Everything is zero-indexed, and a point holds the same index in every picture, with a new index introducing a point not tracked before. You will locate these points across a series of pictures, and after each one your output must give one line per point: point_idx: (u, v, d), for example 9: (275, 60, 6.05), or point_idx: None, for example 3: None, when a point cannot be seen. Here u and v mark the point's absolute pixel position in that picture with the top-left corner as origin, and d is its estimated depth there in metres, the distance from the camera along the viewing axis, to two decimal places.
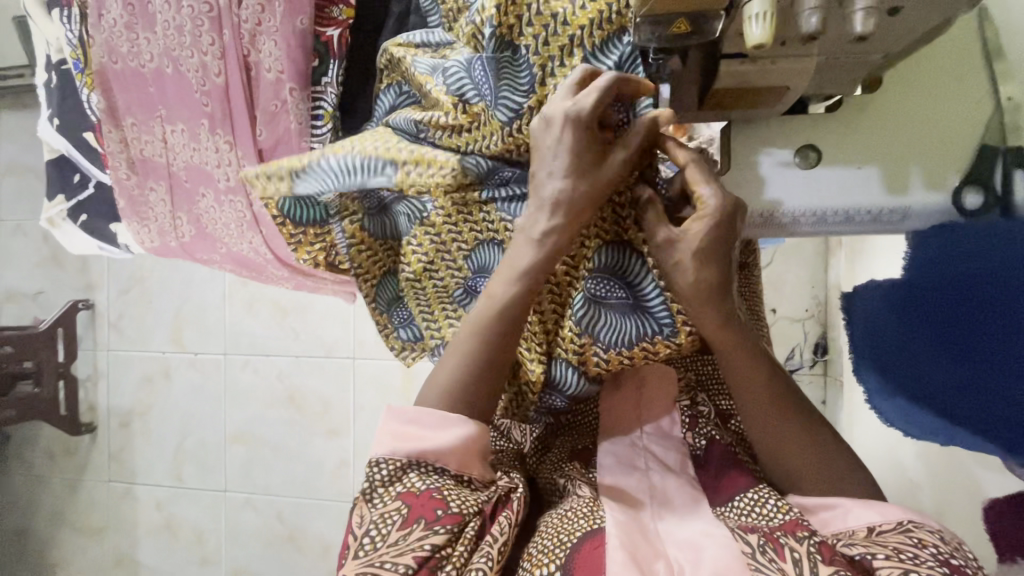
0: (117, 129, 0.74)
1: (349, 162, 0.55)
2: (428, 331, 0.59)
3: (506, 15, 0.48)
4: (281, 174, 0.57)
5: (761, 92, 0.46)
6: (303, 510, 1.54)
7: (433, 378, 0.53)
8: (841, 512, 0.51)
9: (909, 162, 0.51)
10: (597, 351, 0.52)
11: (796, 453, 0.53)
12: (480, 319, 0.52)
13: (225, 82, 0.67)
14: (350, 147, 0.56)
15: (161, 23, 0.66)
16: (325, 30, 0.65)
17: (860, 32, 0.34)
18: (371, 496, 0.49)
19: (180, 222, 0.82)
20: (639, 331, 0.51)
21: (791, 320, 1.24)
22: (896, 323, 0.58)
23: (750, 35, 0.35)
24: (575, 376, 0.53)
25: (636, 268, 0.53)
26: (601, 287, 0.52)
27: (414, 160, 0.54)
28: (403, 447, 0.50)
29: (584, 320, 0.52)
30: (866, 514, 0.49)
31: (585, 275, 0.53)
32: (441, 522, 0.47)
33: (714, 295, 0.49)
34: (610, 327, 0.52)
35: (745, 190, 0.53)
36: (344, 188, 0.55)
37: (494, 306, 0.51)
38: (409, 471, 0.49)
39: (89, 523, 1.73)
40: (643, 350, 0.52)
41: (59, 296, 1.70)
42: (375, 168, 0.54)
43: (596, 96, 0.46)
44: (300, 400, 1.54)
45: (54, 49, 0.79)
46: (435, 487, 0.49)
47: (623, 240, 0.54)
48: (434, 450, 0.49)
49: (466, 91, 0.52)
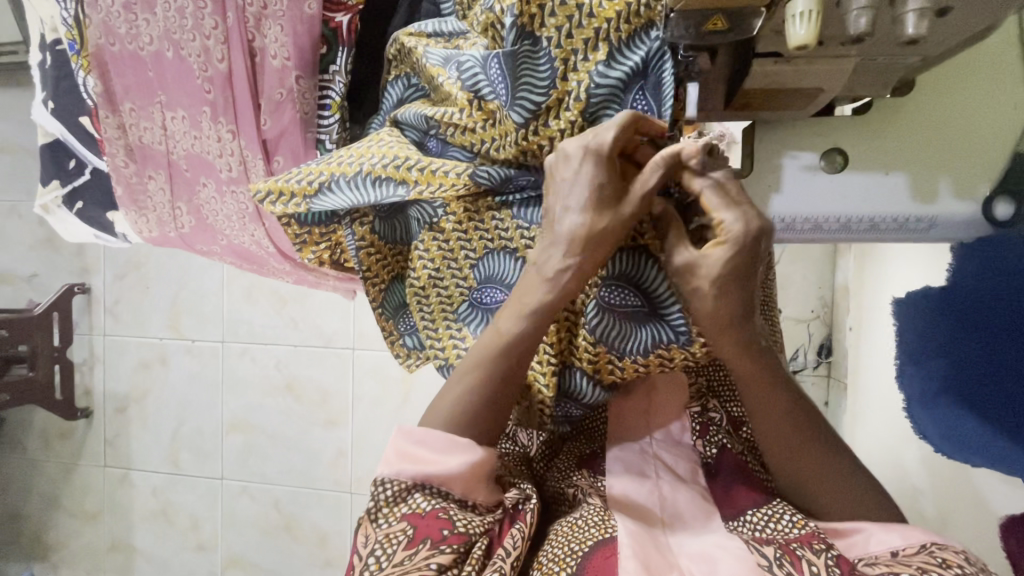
0: (115, 115, 0.71)
1: (362, 182, 0.53)
2: (431, 345, 0.56)
3: (527, 5, 0.45)
4: (299, 199, 0.56)
5: (792, 92, 0.44)
6: (300, 500, 1.54)
7: (435, 410, 0.52)
8: (862, 538, 0.49)
9: (939, 170, 0.48)
10: (612, 359, 0.51)
11: (816, 478, 0.52)
12: (507, 340, 0.49)
13: (228, 68, 0.64)
14: (357, 164, 0.54)
15: (162, 4, 0.63)
16: (334, 16, 0.62)
17: (908, 35, 0.32)
18: (376, 515, 0.48)
19: (180, 212, 0.79)
20: (654, 338, 0.50)
21: (797, 320, 1.23)
22: (937, 331, 0.61)
23: (791, 36, 0.33)
24: (590, 386, 0.53)
25: (652, 273, 0.51)
26: (615, 294, 0.51)
27: (425, 180, 0.52)
28: (412, 468, 0.48)
29: (599, 329, 0.51)
30: (889, 539, 0.48)
31: (599, 282, 0.51)
32: (448, 542, 0.46)
33: (727, 327, 0.45)
34: (629, 336, 0.51)
35: (765, 193, 0.51)
36: (360, 205, 0.54)
37: (502, 336, 0.50)
38: (415, 492, 0.48)
39: (84, 508, 1.72)
40: (658, 357, 0.51)
41: (55, 280, 1.68)
42: (388, 192, 0.52)
43: (615, 130, 0.44)
44: (298, 389, 1.52)
45: (49, 29, 0.76)
46: (440, 507, 0.48)
47: (639, 244, 0.52)
48: (440, 474, 0.48)
49: (480, 88, 0.50)
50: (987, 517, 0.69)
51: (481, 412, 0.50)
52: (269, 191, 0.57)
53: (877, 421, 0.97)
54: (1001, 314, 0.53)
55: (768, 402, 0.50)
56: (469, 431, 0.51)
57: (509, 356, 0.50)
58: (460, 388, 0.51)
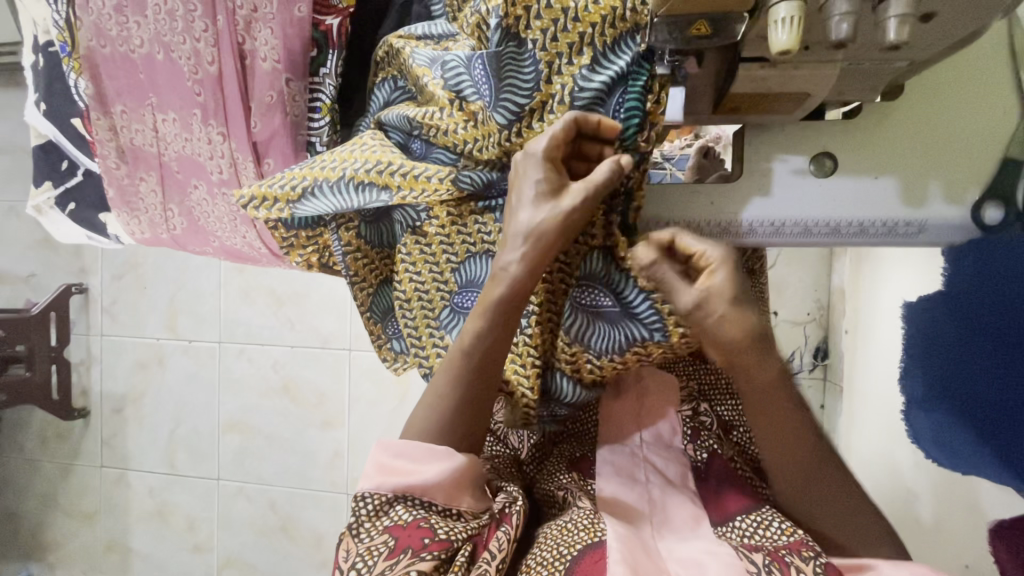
0: (106, 116, 0.72)
1: (344, 187, 0.54)
2: (415, 351, 0.57)
3: (513, 6, 0.45)
4: (283, 205, 0.56)
5: (779, 97, 0.44)
6: (296, 501, 1.54)
7: (411, 422, 0.52)
8: (874, 571, 0.47)
9: (928, 174, 0.48)
10: (589, 358, 0.52)
11: (821, 508, 0.50)
12: (469, 345, 0.50)
13: (218, 70, 0.64)
14: (340, 169, 0.54)
15: (152, 6, 0.63)
16: (324, 19, 0.62)
17: (890, 41, 0.32)
18: (358, 530, 0.48)
19: (171, 214, 0.79)
20: (628, 337, 0.50)
21: (794, 323, 1.22)
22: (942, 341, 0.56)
23: (774, 41, 0.33)
24: (572, 386, 0.53)
25: (620, 276, 0.50)
26: (587, 294, 0.52)
27: (407, 185, 0.52)
28: (389, 481, 0.49)
29: (574, 329, 0.52)
30: (897, 571, 0.47)
31: (574, 284, 0.52)
32: (430, 549, 0.46)
33: (747, 354, 0.47)
34: (600, 334, 0.51)
35: (754, 197, 0.51)
36: (342, 210, 0.54)
37: (464, 340, 0.50)
38: (396, 504, 0.48)
39: (81, 508, 1.72)
40: (634, 354, 0.51)
41: (52, 280, 1.68)
42: (372, 198, 0.53)
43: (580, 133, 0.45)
44: (295, 390, 1.52)
45: (42, 31, 0.76)
46: (422, 517, 0.48)
47: (606, 245, 0.51)
48: (419, 484, 0.48)
49: (464, 88, 0.51)
50: (980, 521, 0.69)
51: (459, 413, 0.50)
52: (252, 195, 0.57)
53: (872, 423, 0.97)
54: (996, 347, 0.49)
55: (785, 434, 0.49)
56: (445, 437, 0.51)
57: (488, 357, 0.50)
58: (438, 391, 0.51)
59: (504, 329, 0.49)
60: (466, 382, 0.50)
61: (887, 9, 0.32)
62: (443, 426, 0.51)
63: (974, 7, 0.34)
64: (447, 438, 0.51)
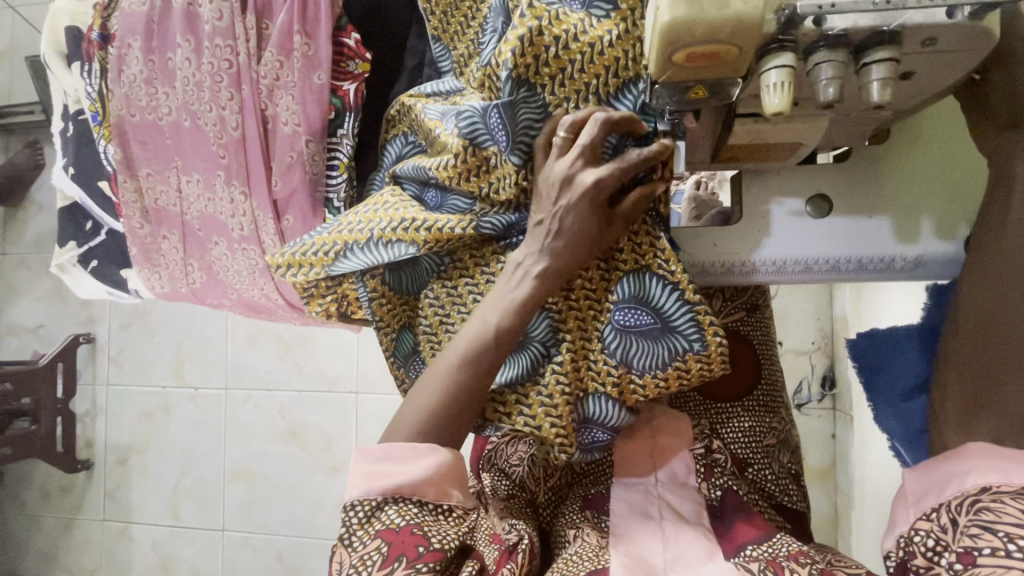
0: (132, 179, 0.76)
1: (373, 246, 0.56)
2: None
3: (523, 56, 0.49)
4: (322, 268, 0.59)
5: (773, 147, 0.46)
6: (302, 549, 1.50)
7: (402, 414, 0.53)
8: (958, 473, 0.43)
9: (919, 214, 0.50)
10: (634, 378, 0.53)
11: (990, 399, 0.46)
12: (497, 328, 0.51)
13: (242, 134, 0.68)
14: (367, 229, 0.57)
15: (181, 78, 0.69)
16: (342, 85, 0.66)
17: (874, 101, 0.34)
18: (350, 540, 0.49)
19: (191, 268, 0.81)
20: (671, 352, 0.52)
21: (798, 352, 1.24)
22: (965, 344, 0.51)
23: (767, 103, 0.35)
24: (615, 409, 0.53)
25: (660, 291, 0.52)
26: (630, 317, 0.52)
27: (433, 239, 0.54)
28: (378, 485, 0.50)
29: (618, 351, 0.53)
30: (985, 476, 0.42)
31: (611, 308, 0.53)
32: (424, 560, 0.47)
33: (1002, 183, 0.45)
34: (644, 354, 0.52)
35: (751, 238, 0.53)
36: (376, 266, 0.57)
37: (470, 338, 0.52)
38: (386, 508, 0.50)
39: (81, 564, 1.68)
40: (677, 371, 0.52)
41: (60, 331, 1.69)
42: (400, 252, 0.55)
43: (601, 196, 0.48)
44: (302, 435, 1.51)
45: (72, 100, 0.80)
46: (414, 523, 0.49)
47: (641, 265, 0.53)
48: (408, 483, 0.50)
49: (479, 136, 0.52)
50: None
51: (460, 404, 0.52)
52: (280, 257, 0.60)
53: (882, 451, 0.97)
54: None
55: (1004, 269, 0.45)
56: (436, 435, 0.52)
57: (492, 356, 0.51)
58: (444, 379, 0.52)
59: (520, 323, 0.51)
60: (464, 383, 0.51)
61: (870, 72, 0.34)
62: (444, 429, 0.52)
63: (947, 69, 0.37)
64: (450, 437, 0.52)
